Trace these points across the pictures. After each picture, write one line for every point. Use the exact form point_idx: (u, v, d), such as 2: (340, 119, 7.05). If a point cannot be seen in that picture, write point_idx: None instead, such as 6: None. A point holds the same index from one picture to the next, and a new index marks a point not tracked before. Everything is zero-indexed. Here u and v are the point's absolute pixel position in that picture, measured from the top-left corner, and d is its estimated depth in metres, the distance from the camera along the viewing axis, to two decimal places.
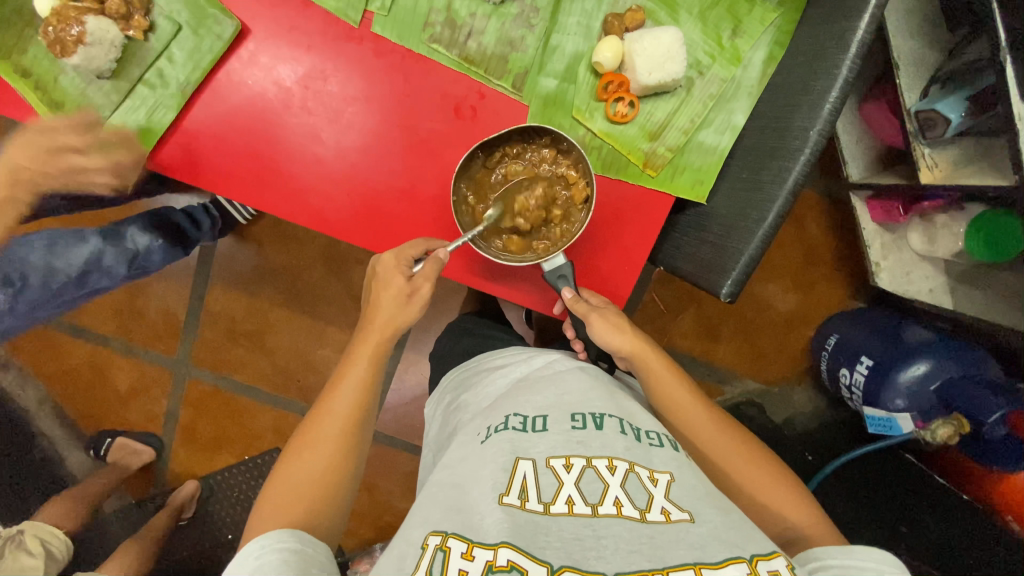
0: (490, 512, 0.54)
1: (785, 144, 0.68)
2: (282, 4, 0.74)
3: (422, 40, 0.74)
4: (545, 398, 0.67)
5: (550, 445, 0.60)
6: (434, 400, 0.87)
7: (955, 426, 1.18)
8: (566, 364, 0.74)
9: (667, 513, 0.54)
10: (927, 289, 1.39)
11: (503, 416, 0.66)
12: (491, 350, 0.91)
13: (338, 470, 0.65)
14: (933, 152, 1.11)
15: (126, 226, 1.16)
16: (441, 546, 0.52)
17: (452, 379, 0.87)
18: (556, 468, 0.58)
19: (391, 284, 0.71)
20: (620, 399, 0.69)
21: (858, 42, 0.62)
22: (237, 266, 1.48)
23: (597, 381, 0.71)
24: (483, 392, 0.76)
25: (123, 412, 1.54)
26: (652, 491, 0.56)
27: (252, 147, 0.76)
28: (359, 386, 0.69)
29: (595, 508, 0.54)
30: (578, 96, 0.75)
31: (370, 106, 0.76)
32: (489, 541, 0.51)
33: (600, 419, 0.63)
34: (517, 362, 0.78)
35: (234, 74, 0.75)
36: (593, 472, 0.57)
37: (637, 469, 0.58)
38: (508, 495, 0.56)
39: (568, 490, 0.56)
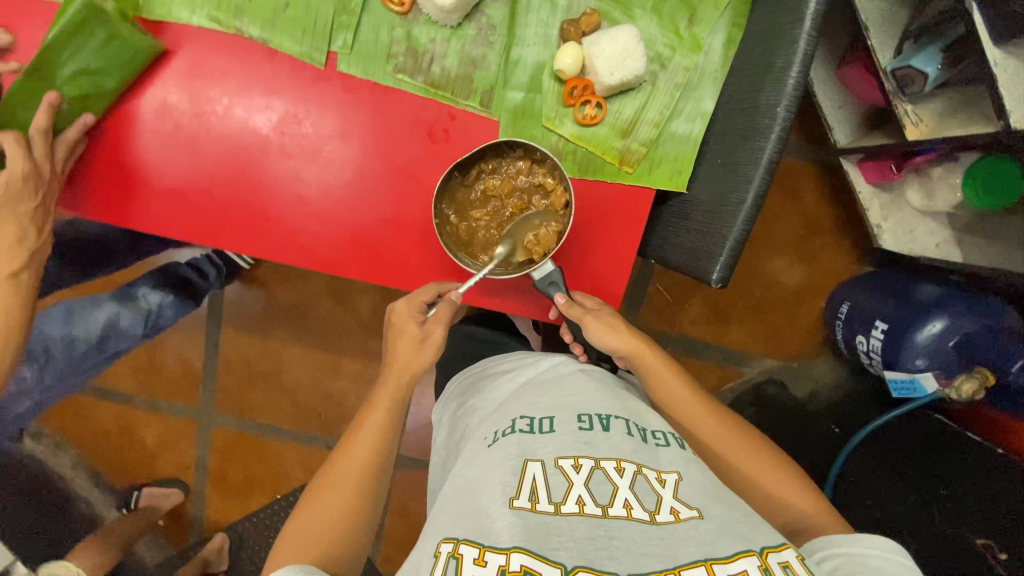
0: (502, 516, 0.54)
1: (755, 124, 0.68)
2: (249, 55, 0.77)
3: (387, 73, 0.76)
4: (551, 401, 0.68)
5: (558, 445, 0.61)
6: (441, 406, 0.88)
7: (980, 380, 1.17)
8: (569, 367, 0.75)
9: (676, 511, 0.54)
10: (933, 244, 1.37)
11: (510, 421, 0.66)
12: (495, 355, 0.92)
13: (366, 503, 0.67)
14: (916, 108, 1.10)
15: (136, 286, 1.20)
16: (454, 553, 0.52)
17: (458, 385, 0.88)
18: (565, 469, 0.58)
19: (405, 331, 0.72)
20: (623, 399, 0.69)
21: (812, 14, 0.62)
22: (245, 309, 1.51)
23: (601, 384, 0.71)
24: (489, 398, 0.76)
25: (154, 465, 1.58)
26: (661, 491, 0.56)
27: (237, 189, 0.78)
28: (382, 424, 0.70)
29: (606, 510, 0.55)
30: (545, 104, 0.76)
31: (347, 142, 0.78)
32: (501, 545, 0.51)
33: (607, 420, 0.64)
34: (523, 367, 0.79)
35: (213, 128, 0.77)
36: (601, 474, 0.58)
37: (644, 471, 0.58)
38: (518, 498, 0.56)
39: (578, 490, 0.56)
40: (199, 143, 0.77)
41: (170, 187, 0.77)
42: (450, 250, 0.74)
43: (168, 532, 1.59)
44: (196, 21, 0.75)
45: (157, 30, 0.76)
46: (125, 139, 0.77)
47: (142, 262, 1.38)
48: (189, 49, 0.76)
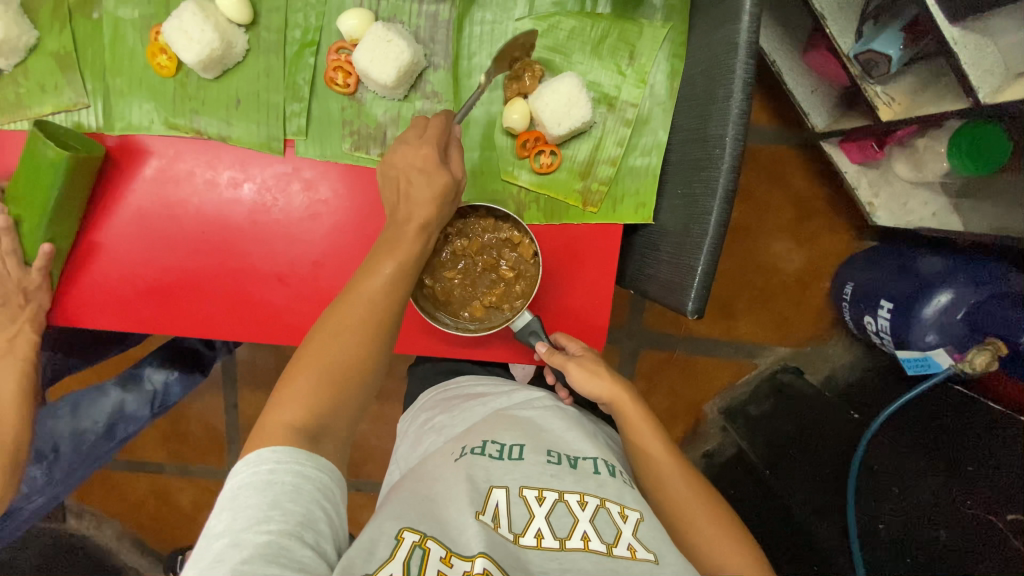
0: (468, 525, 0.55)
1: (707, 155, 0.67)
2: (211, 154, 0.79)
3: (344, 151, 0.78)
4: (522, 431, 0.69)
5: (524, 473, 0.62)
6: (409, 418, 0.84)
7: (991, 351, 1.13)
8: (543, 402, 0.75)
9: (633, 549, 0.56)
10: (930, 214, 1.35)
11: (481, 441, 0.67)
12: (468, 374, 0.90)
13: (359, 368, 0.63)
14: (885, 88, 1.10)
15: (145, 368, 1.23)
16: (419, 544, 0.53)
17: (429, 399, 0.84)
18: (528, 499, 0.59)
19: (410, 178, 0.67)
20: (596, 441, 0.71)
21: (744, 44, 0.62)
22: (258, 369, 1.55)
23: (573, 423, 0.73)
24: (461, 415, 0.75)
25: (193, 528, 1.63)
26: (621, 527, 0.58)
27: (213, 268, 0.80)
28: (386, 286, 0.65)
29: (563, 542, 0.56)
30: (501, 159, 0.77)
31: (316, 221, 0.80)
32: (468, 553, 0.53)
33: (575, 459, 0.66)
34: (498, 394, 0.78)
35: (186, 224, 0.80)
36: (564, 506, 0.59)
37: (607, 505, 0.60)
38: (483, 513, 0.57)
39: (539, 523, 0.57)
40: (176, 241, 0.80)
41: (152, 285, 0.80)
42: (427, 316, 0.76)
43: None
44: (156, 129, 0.78)
45: (121, 143, 0.79)
46: (95, 224, 0.80)
47: (153, 337, 1.44)
48: (154, 156, 0.79)
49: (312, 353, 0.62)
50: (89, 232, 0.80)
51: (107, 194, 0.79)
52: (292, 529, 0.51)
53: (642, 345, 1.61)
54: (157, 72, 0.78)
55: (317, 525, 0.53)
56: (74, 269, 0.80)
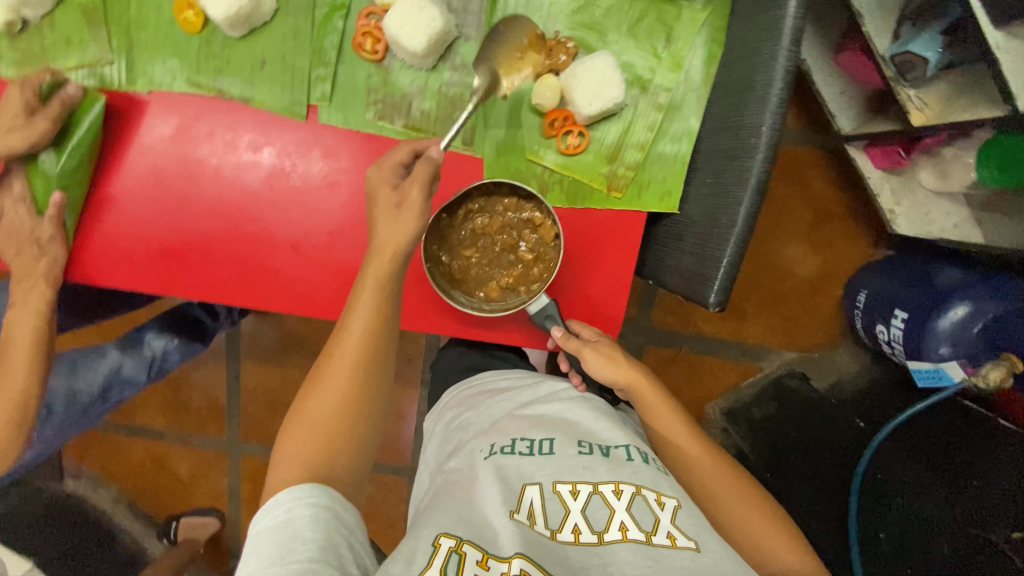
0: (503, 527, 0.56)
1: (741, 144, 0.66)
2: (232, 115, 0.78)
3: (368, 120, 0.76)
4: (551, 424, 0.68)
5: (557, 468, 0.62)
6: (435, 418, 0.86)
7: (1007, 367, 1.12)
8: (569, 392, 0.74)
9: (673, 537, 0.56)
10: (950, 226, 1.33)
11: (510, 438, 0.66)
12: (491, 369, 0.91)
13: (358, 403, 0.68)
14: (919, 93, 1.06)
15: (144, 335, 1.23)
16: (455, 549, 0.54)
17: (454, 397, 0.86)
18: (563, 494, 0.60)
19: (380, 197, 0.67)
20: (626, 428, 0.70)
21: (789, 30, 0.60)
22: (263, 341, 1.54)
23: (600, 411, 0.72)
24: (487, 412, 0.76)
25: (189, 495, 1.63)
26: (658, 514, 0.58)
27: (229, 232, 0.79)
28: (367, 321, 0.68)
29: (602, 535, 0.57)
30: (528, 137, 0.76)
31: (336, 191, 0.78)
32: (504, 554, 0.53)
33: (607, 448, 0.65)
34: (523, 387, 0.78)
35: (205, 187, 0.79)
36: (599, 498, 0.59)
37: (643, 492, 0.59)
38: (518, 512, 0.58)
39: (575, 517, 0.58)
40: (192, 200, 0.79)
41: (167, 247, 0.79)
42: (444, 292, 0.75)
43: (209, 558, 1.64)
44: (179, 87, 0.77)
45: (143, 99, 0.78)
46: (108, 179, 0.78)
47: (160, 302, 1.44)
48: (174, 114, 0.78)
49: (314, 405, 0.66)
50: (105, 188, 0.79)
51: (126, 151, 0.78)
52: (317, 557, 0.55)
53: (648, 341, 1.59)
54: (182, 28, 0.76)
55: (340, 551, 0.58)
56: (89, 224, 0.79)
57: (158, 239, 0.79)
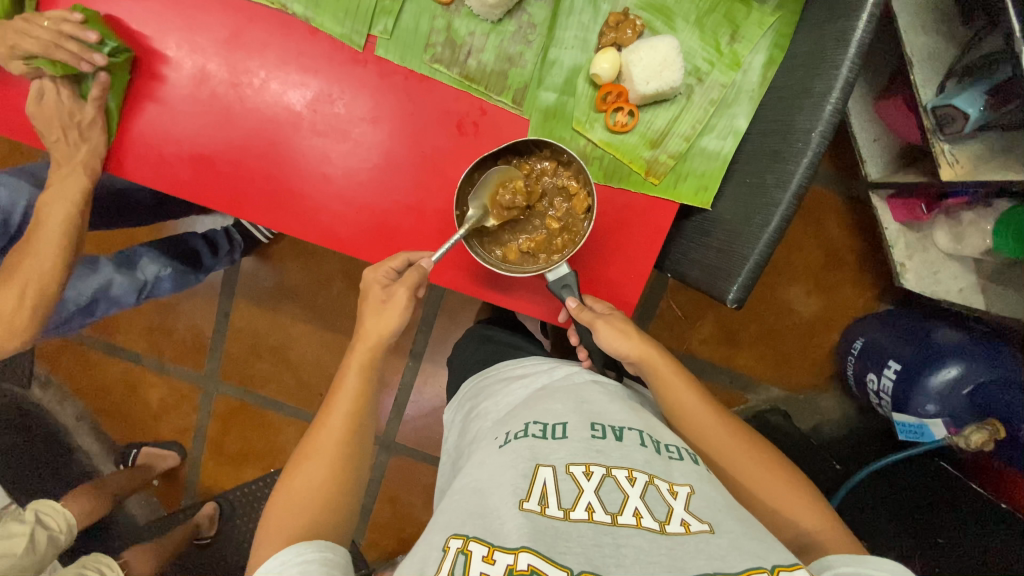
0: (512, 517, 0.54)
1: (788, 147, 0.67)
2: (290, 32, 0.78)
3: (424, 61, 0.76)
4: (564, 406, 0.68)
5: (570, 451, 0.61)
6: (454, 407, 0.88)
7: (989, 432, 1.12)
8: (583, 376, 0.75)
9: (687, 524, 0.54)
10: (956, 289, 1.33)
11: (523, 424, 0.66)
12: (510, 358, 0.91)
13: (342, 480, 0.66)
14: (953, 148, 1.07)
15: (138, 258, 1.19)
16: (462, 549, 0.52)
17: (472, 386, 0.87)
18: (576, 474, 0.58)
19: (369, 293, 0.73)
20: (640, 413, 0.70)
21: (857, 41, 0.61)
22: (260, 284, 1.51)
23: (615, 396, 0.72)
24: (502, 400, 0.76)
25: (155, 426, 1.58)
26: (672, 503, 0.56)
27: (264, 149, 0.79)
28: (355, 387, 0.70)
29: (615, 517, 0.55)
30: (577, 107, 0.76)
31: (378, 126, 0.78)
32: (509, 545, 0.51)
33: (619, 431, 0.64)
34: (539, 372, 0.78)
35: (248, 99, 0.78)
36: (612, 482, 0.58)
37: (656, 482, 0.58)
38: (528, 501, 0.56)
39: (588, 497, 0.56)
40: (234, 106, 0.78)
41: (201, 154, 0.78)
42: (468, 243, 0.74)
43: (162, 493, 1.59)
44: None
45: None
46: (153, 70, 0.78)
47: (165, 223, 1.42)
48: (232, 20, 0.77)
49: (294, 489, 0.64)
50: (147, 80, 0.78)
51: (176, 47, 0.77)
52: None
53: None
54: None
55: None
56: (128, 116, 0.78)
57: (193, 140, 0.78)
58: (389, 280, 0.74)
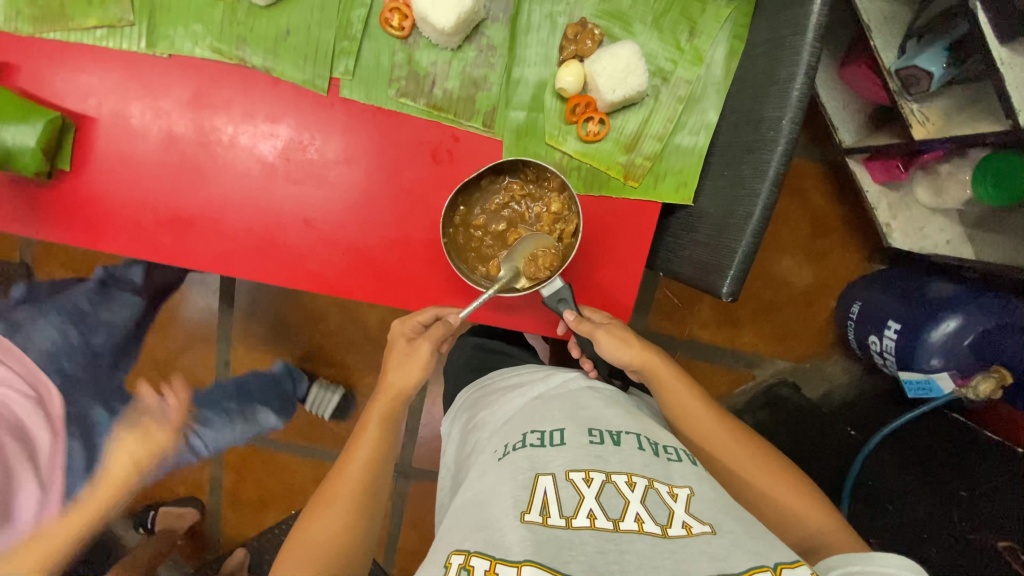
0: (513, 530, 0.54)
1: (761, 136, 0.67)
2: (251, 85, 0.77)
3: (390, 96, 0.76)
4: (561, 414, 0.68)
5: (569, 458, 0.61)
6: (450, 418, 0.87)
7: (996, 378, 1.14)
8: (580, 383, 0.75)
9: (688, 526, 0.54)
10: (944, 241, 1.35)
11: (521, 434, 0.66)
12: (505, 367, 0.91)
13: (360, 519, 0.69)
14: (922, 107, 1.09)
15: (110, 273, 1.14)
16: (465, 565, 0.52)
17: (468, 397, 0.87)
18: (576, 481, 0.58)
19: (396, 347, 0.77)
20: (638, 417, 0.70)
21: (814, 27, 0.62)
22: (256, 328, 1.49)
23: (611, 401, 0.72)
24: (499, 410, 0.75)
25: (170, 484, 1.57)
26: (672, 506, 0.56)
27: (241, 202, 0.78)
28: (377, 440, 0.73)
29: (617, 523, 0.55)
30: (548, 122, 0.76)
31: (352, 166, 0.78)
32: (513, 558, 0.51)
33: (617, 436, 0.64)
34: (535, 381, 0.78)
35: (219, 157, 0.78)
36: (612, 487, 0.58)
37: (656, 485, 0.58)
38: (529, 512, 0.56)
39: (589, 504, 0.56)
40: (206, 165, 0.78)
41: (178, 216, 0.78)
42: (455, 264, 0.74)
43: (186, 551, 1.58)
44: (200, 53, 0.75)
45: (163, 64, 0.76)
46: (120, 141, 0.77)
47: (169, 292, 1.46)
48: (193, 81, 0.77)
49: (311, 534, 0.66)
50: (115, 151, 0.78)
51: (140, 114, 0.77)
52: None
53: None
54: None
55: None
56: (104, 189, 0.78)
57: (170, 203, 0.78)
58: (415, 332, 0.78)
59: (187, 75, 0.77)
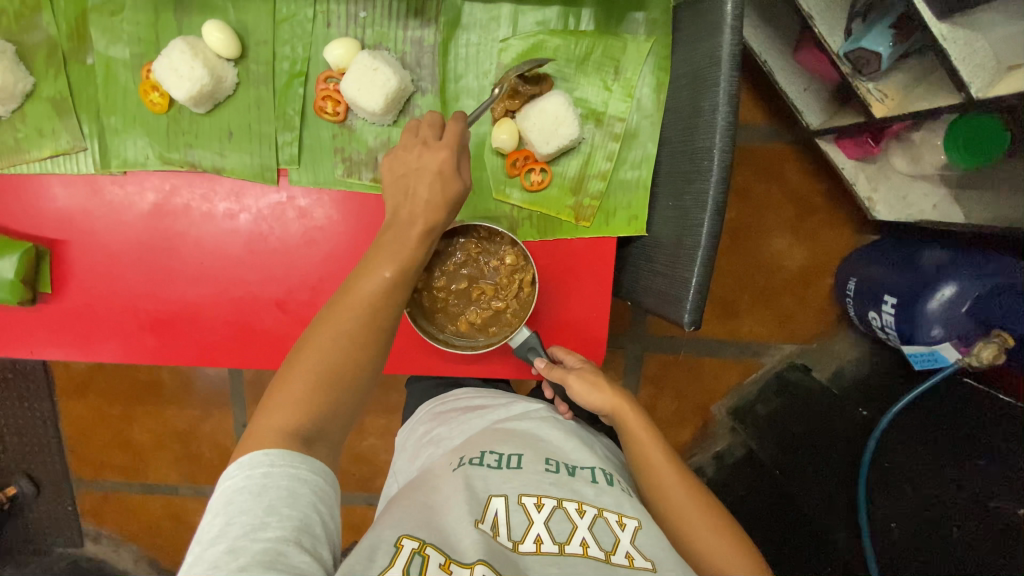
0: (467, 534, 0.56)
1: (697, 167, 0.67)
2: (207, 187, 0.80)
3: (337, 177, 0.79)
4: (521, 440, 0.70)
5: (523, 482, 0.63)
6: (407, 430, 0.85)
7: (997, 344, 1.12)
8: (542, 413, 0.76)
9: (631, 557, 0.58)
10: (930, 207, 1.32)
11: (480, 452, 0.68)
12: (462, 386, 0.91)
13: (339, 388, 0.59)
14: (878, 85, 1.09)
15: None
16: (418, 551, 0.54)
17: (428, 411, 0.85)
18: (527, 506, 0.60)
19: (411, 158, 0.65)
20: (596, 453, 0.72)
21: (727, 59, 0.62)
22: (266, 389, 1.53)
23: (571, 432, 0.74)
24: (458, 429, 0.76)
25: None
26: (619, 535, 0.60)
27: (214, 295, 0.81)
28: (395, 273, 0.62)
29: (563, 546, 0.57)
30: (493, 178, 0.77)
31: (313, 246, 0.81)
32: (466, 560, 0.53)
33: (573, 468, 0.67)
34: (496, 406, 0.79)
35: (187, 257, 0.81)
36: (562, 512, 0.60)
37: (605, 514, 0.61)
38: (482, 522, 0.58)
39: (538, 529, 0.58)
40: (177, 266, 0.81)
41: (157, 317, 0.82)
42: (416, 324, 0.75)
43: None
44: (153, 165, 0.79)
45: (120, 179, 0.80)
46: (94, 257, 0.81)
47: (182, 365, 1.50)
48: (151, 190, 0.80)
49: (281, 395, 0.58)
50: (89, 266, 0.81)
51: (107, 229, 0.81)
52: (290, 535, 0.50)
53: (647, 348, 1.58)
54: (150, 109, 0.78)
55: (314, 529, 0.52)
56: (87, 304, 0.82)
57: (149, 307, 0.82)
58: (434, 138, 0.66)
59: (145, 187, 0.80)
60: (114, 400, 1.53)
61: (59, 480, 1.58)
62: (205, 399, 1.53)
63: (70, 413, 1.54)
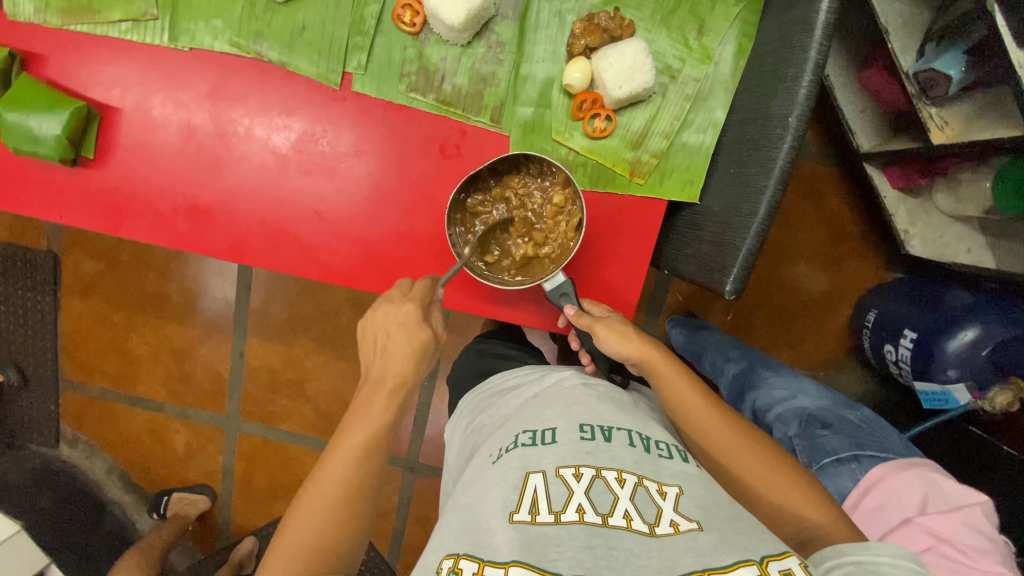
0: (502, 529, 0.55)
1: (767, 133, 0.66)
2: (268, 80, 0.79)
3: (400, 91, 0.78)
4: (554, 413, 0.68)
5: (560, 455, 0.61)
6: (453, 423, 0.87)
7: (1014, 392, 1.11)
8: (573, 380, 0.75)
9: (676, 524, 0.55)
10: (964, 250, 1.31)
11: (513, 436, 0.66)
12: (502, 371, 0.92)
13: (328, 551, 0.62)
14: (940, 111, 1.06)
15: None
16: (454, 568, 0.54)
17: (468, 403, 0.87)
18: (565, 478, 0.59)
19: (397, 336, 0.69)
20: (632, 413, 0.70)
21: (822, 24, 0.61)
22: (270, 320, 1.51)
23: (603, 395, 0.72)
24: (496, 414, 0.77)
25: (183, 471, 1.61)
26: (661, 504, 0.57)
27: (255, 191, 0.80)
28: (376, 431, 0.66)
29: (605, 519, 0.55)
30: (555, 117, 0.77)
31: (364, 159, 0.80)
32: (500, 560, 0.52)
33: (608, 432, 0.64)
34: (531, 383, 0.79)
35: (235, 148, 0.80)
36: (602, 483, 0.58)
37: (645, 483, 0.58)
38: (518, 512, 0.57)
39: (579, 498, 0.57)
40: (222, 155, 0.80)
41: (194, 204, 0.81)
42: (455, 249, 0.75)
43: (197, 536, 1.63)
44: (220, 47, 0.78)
45: (184, 57, 0.79)
46: (142, 132, 0.80)
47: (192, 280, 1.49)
48: (211, 75, 0.79)
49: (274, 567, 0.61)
50: (135, 140, 0.80)
51: (162, 105, 0.80)
52: None
53: None
54: None
55: None
56: (127, 179, 0.81)
57: (188, 193, 0.81)
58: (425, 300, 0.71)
59: (207, 69, 0.79)
60: (118, 305, 1.52)
61: (48, 377, 1.56)
62: (209, 319, 1.52)
63: (73, 312, 1.53)
